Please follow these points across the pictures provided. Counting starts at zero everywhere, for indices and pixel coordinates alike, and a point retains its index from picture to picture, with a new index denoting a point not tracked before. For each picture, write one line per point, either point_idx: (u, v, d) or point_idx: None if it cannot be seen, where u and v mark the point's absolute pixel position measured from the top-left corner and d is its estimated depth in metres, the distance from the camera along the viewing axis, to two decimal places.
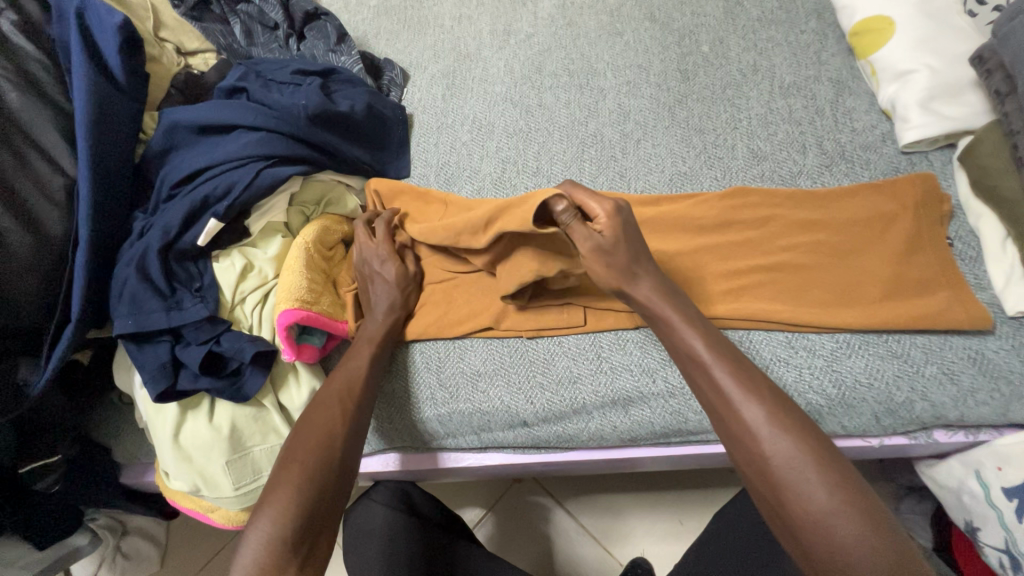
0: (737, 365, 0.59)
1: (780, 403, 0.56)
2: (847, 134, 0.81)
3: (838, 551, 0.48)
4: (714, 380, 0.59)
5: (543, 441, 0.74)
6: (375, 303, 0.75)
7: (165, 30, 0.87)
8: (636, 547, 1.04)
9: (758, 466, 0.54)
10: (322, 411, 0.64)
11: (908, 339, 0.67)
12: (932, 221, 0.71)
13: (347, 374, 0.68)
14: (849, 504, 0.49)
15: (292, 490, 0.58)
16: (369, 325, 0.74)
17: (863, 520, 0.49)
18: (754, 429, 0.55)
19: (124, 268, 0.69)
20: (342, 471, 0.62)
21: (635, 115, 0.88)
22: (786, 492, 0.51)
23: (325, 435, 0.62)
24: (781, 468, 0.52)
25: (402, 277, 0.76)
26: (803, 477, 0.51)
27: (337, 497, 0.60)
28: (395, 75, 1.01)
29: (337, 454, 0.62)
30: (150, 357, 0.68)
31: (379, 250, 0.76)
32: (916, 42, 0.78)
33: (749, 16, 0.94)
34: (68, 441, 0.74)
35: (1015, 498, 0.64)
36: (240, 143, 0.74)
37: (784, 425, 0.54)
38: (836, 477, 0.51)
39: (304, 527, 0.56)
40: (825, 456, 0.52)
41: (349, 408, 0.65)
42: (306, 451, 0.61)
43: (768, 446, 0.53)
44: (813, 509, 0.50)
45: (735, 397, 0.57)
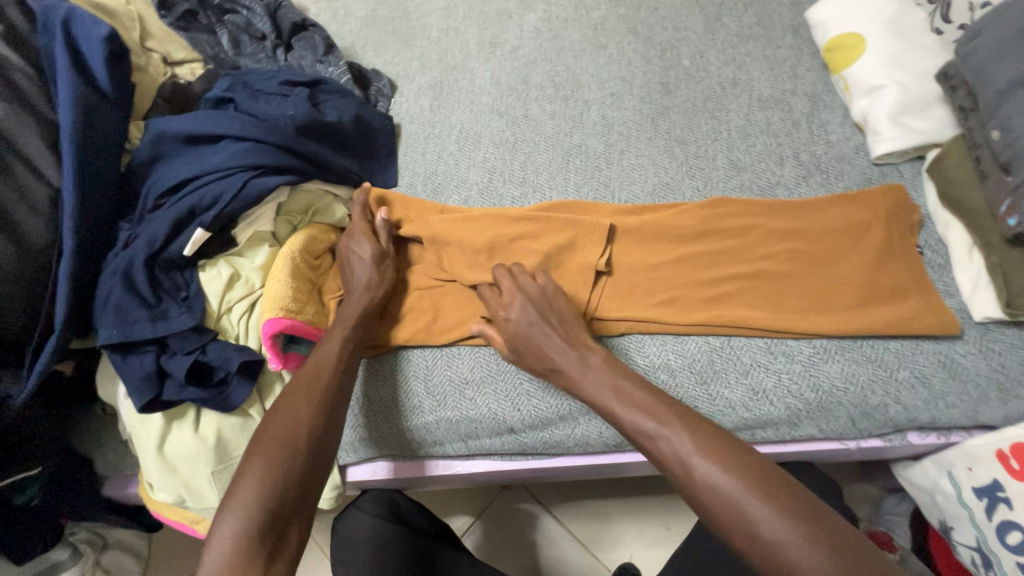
0: (651, 404, 0.61)
1: (700, 430, 0.57)
2: (823, 146, 0.84)
3: None
4: (637, 424, 0.60)
5: (528, 448, 0.75)
6: (355, 285, 0.75)
7: (151, 40, 0.90)
8: (623, 553, 1.05)
9: (697, 505, 0.55)
10: (289, 400, 0.64)
11: (882, 344, 0.69)
12: (903, 230, 0.74)
13: (319, 360, 0.68)
14: (786, 520, 0.50)
15: (259, 483, 0.57)
16: (348, 306, 0.74)
17: (801, 534, 0.49)
18: (683, 470, 0.56)
19: (109, 278, 0.68)
20: (314, 457, 0.61)
21: (618, 126, 0.91)
22: (729, 529, 0.52)
23: (291, 426, 0.62)
24: (718, 501, 0.53)
25: (381, 261, 0.77)
26: (740, 504, 0.52)
27: (307, 486, 0.60)
28: (382, 85, 1.02)
29: (304, 442, 0.61)
30: (135, 367, 0.67)
31: (358, 236, 0.79)
32: (886, 58, 0.81)
33: (728, 30, 0.97)
34: (50, 453, 0.73)
35: (984, 497, 0.66)
36: (227, 154, 0.74)
37: (711, 455, 0.55)
38: (768, 502, 0.51)
39: (272, 518, 0.56)
40: (757, 475, 0.53)
41: (318, 394, 0.65)
42: (273, 442, 0.60)
43: (700, 481, 0.54)
44: (759, 541, 0.50)
45: (658, 441, 0.58)
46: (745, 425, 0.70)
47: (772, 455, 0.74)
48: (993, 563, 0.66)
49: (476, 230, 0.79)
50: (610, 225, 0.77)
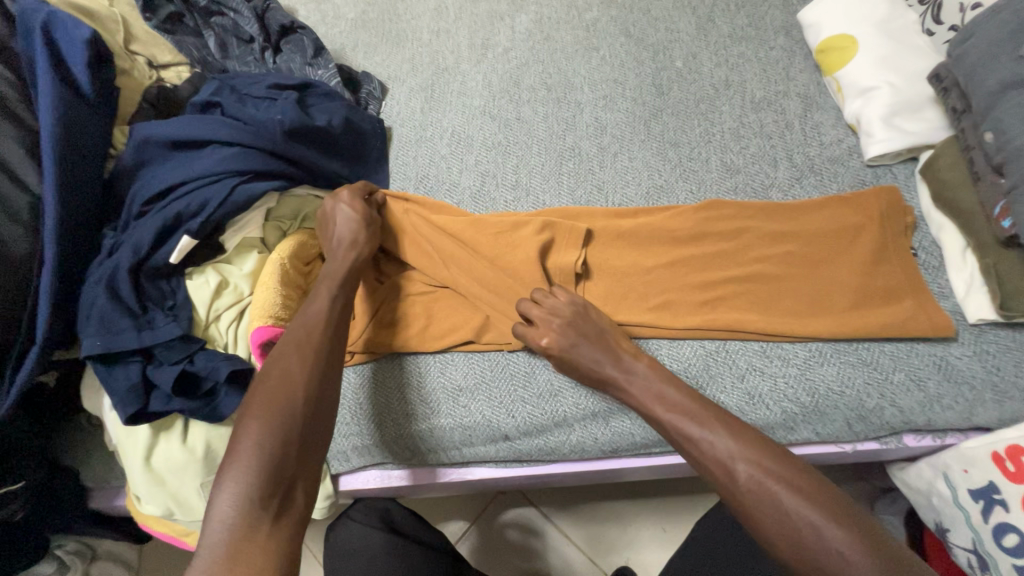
0: (694, 406, 0.61)
1: (744, 437, 0.58)
2: (816, 148, 0.84)
3: None
4: (679, 428, 0.60)
5: (523, 456, 0.74)
6: (338, 241, 0.75)
7: (135, 43, 0.86)
8: (620, 557, 1.05)
9: (741, 507, 0.55)
10: (283, 360, 0.62)
11: (876, 347, 0.69)
12: (897, 232, 0.73)
13: (306, 322, 0.66)
14: (834, 525, 0.50)
15: (258, 442, 0.56)
16: (333, 264, 0.73)
17: (850, 540, 0.49)
18: (727, 472, 0.56)
19: (93, 287, 0.67)
20: (313, 415, 0.60)
21: (611, 128, 0.90)
22: (775, 534, 0.52)
23: (286, 385, 0.60)
24: (764, 508, 0.53)
25: (366, 218, 0.77)
26: (786, 510, 0.52)
27: (310, 445, 0.59)
28: (372, 88, 1.01)
29: (302, 402, 0.60)
30: (120, 379, 0.66)
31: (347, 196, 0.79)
32: (878, 60, 0.81)
33: (720, 32, 0.96)
34: (33, 466, 0.71)
35: (980, 499, 0.66)
36: (214, 159, 0.73)
37: (755, 462, 0.55)
38: (815, 506, 0.52)
39: (274, 477, 0.55)
40: (803, 483, 0.53)
41: (310, 354, 0.63)
42: (270, 402, 0.59)
43: (745, 486, 0.55)
44: (804, 546, 0.50)
45: (700, 442, 0.59)
46: None
47: None
48: (989, 565, 0.65)
49: (462, 234, 0.80)
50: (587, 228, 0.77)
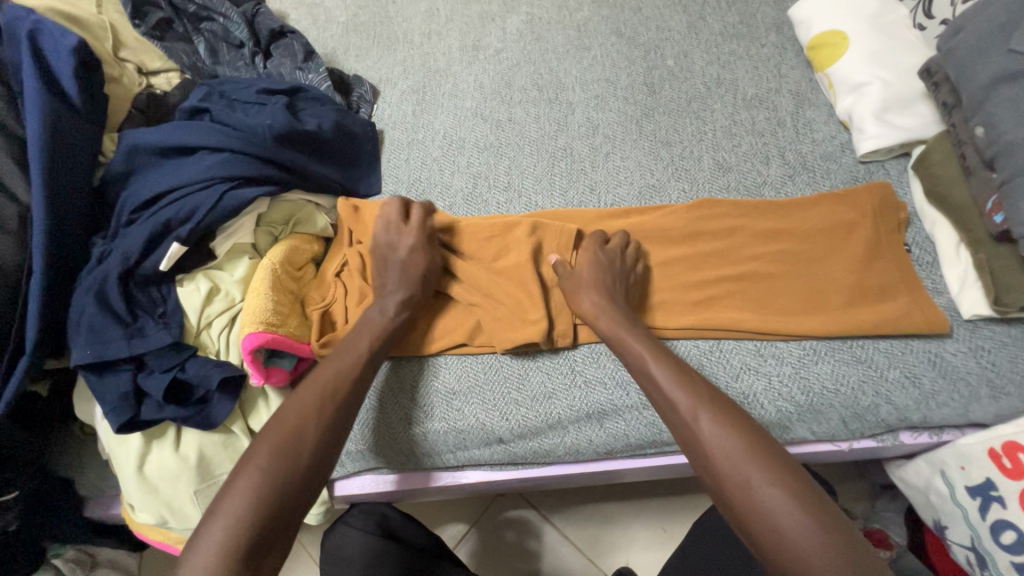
0: (678, 365, 0.62)
1: (734, 416, 0.57)
2: (808, 145, 0.83)
3: (779, 541, 0.49)
4: (669, 398, 0.60)
5: (517, 458, 0.74)
6: (390, 291, 0.73)
7: (125, 49, 0.86)
8: (620, 558, 1.04)
9: (700, 458, 0.56)
10: (298, 409, 0.61)
11: (871, 344, 0.69)
12: (889, 228, 0.73)
13: (336, 372, 0.65)
14: (785, 488, 0.51)
15: (253, 493, 0.55)
16: (375, 318, 0.71)
17: (799, 504, 0.50)
18: (693, 425, 0.57)
19: (82, 296, 0.66)
20: (313, 473, 0.59)
21: (603, 128, 0.90)
22: (727, 486, 0.53)
23: (294, 434, 0.59)
24: (722, 461, 0.54)
25: (422, 270, 0.75)
26: (759, 489, 0.51)
27: (299, 505, 0.57)
28: (364, 91, 1.00)
29: (306, 458, 0.58)
30: (111, 387, 0.65)
31: (410, 237, 0.76)
32: (869, 55, 0.80)
33: (711, 30, 0.96)
34: (26, 477, 0.71)
35: (978, 496, 0.65)
36: (203, 166, 0.73)
37: (737, 441, 0.54)
38: (773, 468, 0.52)
39: (261, 534, 0.53)
40: (762, 445, 0.54)
41: (328, 411, 0.62)
42: (276, 448, 0.58)
43: (722, 461, 0.54)
44: (753, 503, 0.51)
45: (674, 393, 0.60)
46: None
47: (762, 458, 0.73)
48: (987, 562, 0.65)
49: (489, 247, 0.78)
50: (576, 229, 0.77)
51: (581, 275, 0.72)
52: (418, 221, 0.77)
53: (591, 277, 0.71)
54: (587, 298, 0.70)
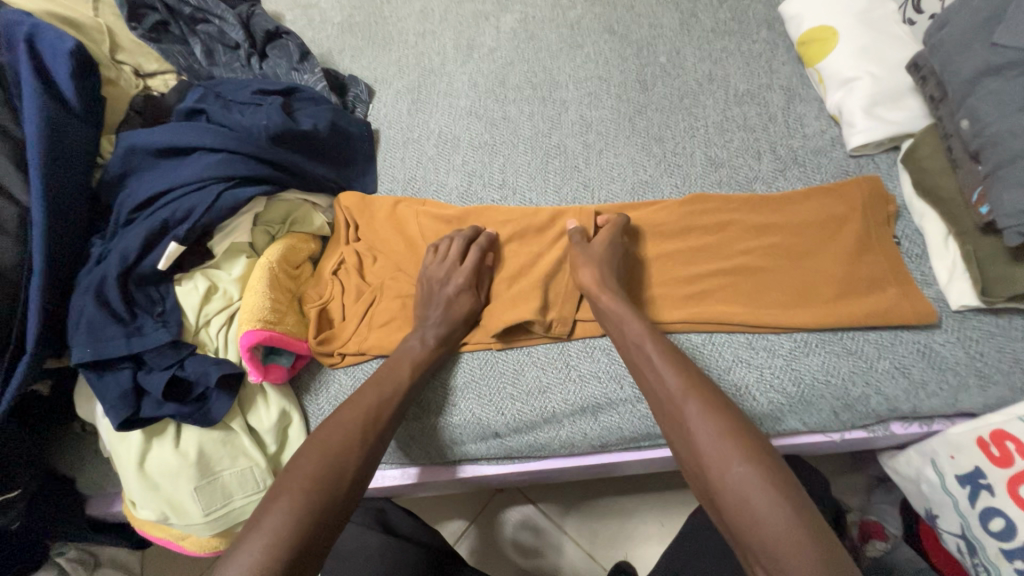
0: (672, 348, 0.65)
1: (720, 400, 0.59)
2: (799, 140, 0.84)
3: (750, 514, 0.51)
4: (661, 379, 0.62)
5: (513, 453, 0.75)
6: (428, 321, 0.74)
7: (122, 52, 0.87)
8: (619, 552, 1.05)
9: (684, 435, 0.58)
10: (340, 434, 0.62)
11: (861, 335, 0.70)
12: (878, 222, 0.74)
13: (381, 399, 0.67)
14: (761, 467, 0.53)
15: (294, 514, 0.55)
16: (415, 348, 0.72)
17: (772, 482, 0.52)
18: (681, 404, 0.59)
19: (81, 296, 0.67)
20: (349, 496, 0.60)
21: (596, 125, 0.90)
22: (707, 461, 0.55)
23: (334, 460, 0.60)
24: (704, 437, 0.56)
25: (467, 307, 0.76)
26: (738, 471, 0.53)
27: (332, 529, 0.58)
28: (360, 91, 1.01)
29: (346, 483, 0.60)
30: (111, 385, 0.66)
31: (460, 278, 0.75)
32: (859, 50, 0.81)
33: (703, 27, 0.97)
34: (29, 475, 0.72)
35: (967, 484, 0.66)
36: (200, 166, 0.73)
37: (723, 427, 0.56)
38: (752, 448, 0.54)
39: (298, 556, 0.54)
40: (743, 426, 0.56)
41: (369, 438, 0.64)
42: (318, 471, 0.59)
43: (703, 441, 0.56)
44: (729, 478, 0.53)
45: (665, 374, 0.62)
46: None
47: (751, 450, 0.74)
48: (977, 550, 0.66)
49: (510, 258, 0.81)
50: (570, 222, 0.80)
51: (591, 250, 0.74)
52: (469, 265, 0.76)
53: (599, 253, 0.73)
54: (587, 271, 0.72)
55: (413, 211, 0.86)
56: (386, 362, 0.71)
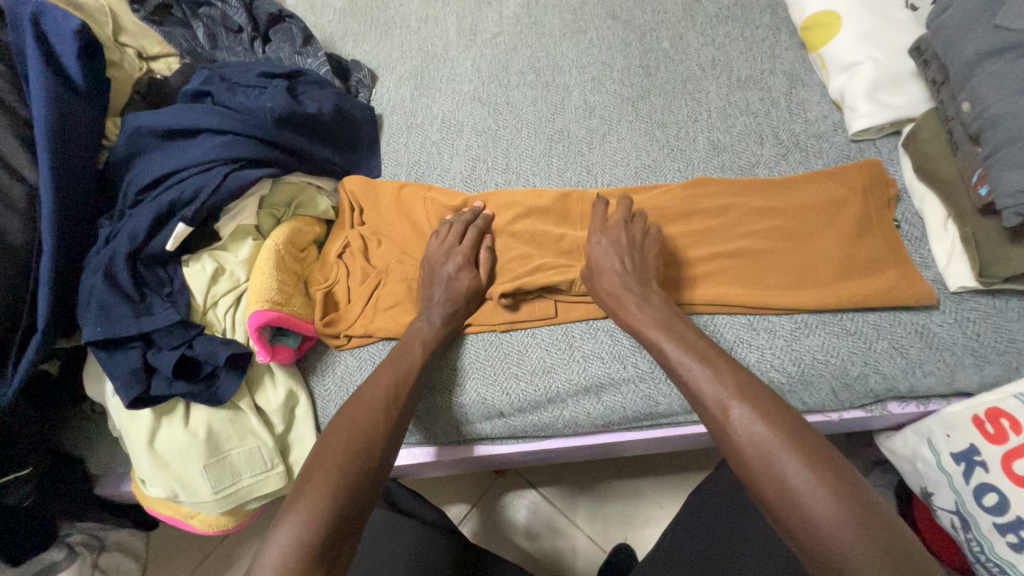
0: (703, 352, 0.62)
1: (769, 408, 0.55)
2: (801, 124, 0.85)
3: (816, 533, 0.47)
4: (699, 392, 0.59)
5: (518, 432, 0.76)
6: (430, 300, 0.75)
7: (125, 35, 0.86)
8: (619, 533, 1.07)
9: (733, 451, 0.55)
10: (364, 413, 0.63)
11: (860, 316, 0.71)
12: (879, 205, 0.75)
13: (397, 377, 0.68)
14: (822, 479, 0.49)
15: (330, 489, 0.55)
16: (424, 328, 0.73)
17: (836, 496, 0.48)
18: (725, 417, 0.56)
19: (91, 275, 0.68)
20: (380, 474, 0.60)
21: (599, 110, 0.91)
22: (760, 479, 0.52)
23: (364, 438, 0.61)
24: (754, 452, 0.53)
25: (470, 289, 0.76)
26: (796, 482, 0.49)
27: (365, 507, 0.58)
28: (362, 76, 1.01)
29: (376, 460, 0.60)
30: (121, 363, 0.67)
31: (458, 256, 0.77)
32: (862, 35, 0.81)
33: (706, 12, 0.97)
34: (39, 453, 0.73)
35: (962, 462, 0.67)
36: (207, 147, 0.74)
37: (774, 439, 0.52)
38: (811, 460, 0.50)
39: (337, 530, 0.54)
40: (795, 434, 0.52)
41: (393, 416, 0.64)
42: (348, 446, 0.59)
43: (754, 456, 0.52)
44: (788, 496, 0.49)
45: (701, 385, 0.59)
46: None
47: None
48: (970, 525, 0.67)
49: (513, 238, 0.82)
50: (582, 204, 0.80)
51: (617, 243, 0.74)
52: (469, 242, 0.78)
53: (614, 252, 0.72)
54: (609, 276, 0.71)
55: (416, 192, 0.86)
56: (399, 343, 0.72)
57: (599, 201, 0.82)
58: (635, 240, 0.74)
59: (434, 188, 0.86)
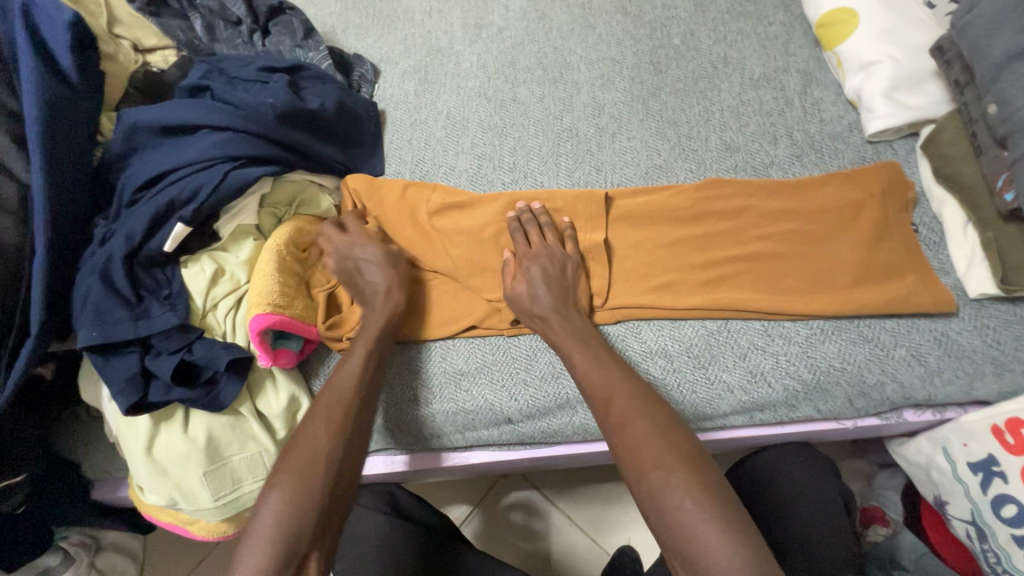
0: (597, 351, 0.65)
1: (648, 402, 0.59)
2: (816, 125, 0.83)
3: (669, 516, 0.50)
4: (589, 383, 0.62)
5: (526, 438, 0.74)
6: (372, 291, 0.73)
7: (119, 26, 0.83)
8: (623, 536, 1.06)
9: (610, 438, 0.58)
10: (312, 424, 0.60)
11: (878, 323, 0.69)
12: (897, 208, 0.73)
13: (344, 376, 0.65)
14: (679, 467, 0.52)
15: (281, 509, 0.54)
16: (371, 317, 0.71)
17: (690, 483, 0.51)
18: (608, 408, 0.59)
19: (87, 277, 0.65)
20: (334, 484, 0.58)
21: (609, 108, 0.89)
22: (628, 465, 0.55)
23: (312, 449, 0.58)
24: (626, 439, 0.56)
25: (389, 260, 0.75)
26: (691, 522, 0.49)
27: (328, 513, 0.57)
28: (365, 70, 0.98)
29: (325, 465, 0.58)
30: (119, 369, 0.65)
31: (365, 239, 0.77)
32: (880, 34, 0.79)
33: (718, 8, 0.95)
34: (34, 459, 0.70)
35: (980, 472, 0.66)
36: (205, 144, 0.71)
37: (644, 430, 0.55)
38: (673, 450, 0.54)
39: (296, 543, 0.53)
40: (664, 425, 0.56)
41: (338, 419, 0.61)
42: (297, 460, 0.57)
43: (626, 443, 0.55)
44: (648, 481, 0.52)
45: (592, 378, 0.62)
46: (744, 408, 0.69)
47: (767, 437, 0.74)
48: (987, 535, 0.66)
49: None
50: (593, 204, 0.78)
51: (544, 253, 0.73)
52: (354, 230, 0.79)
53: (538, 258, 0.72)
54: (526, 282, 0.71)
55: (422, 191, 0.84)
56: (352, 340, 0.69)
57: (608, 201, 0.80)
58: (559, 252, 0.74)
59: (442, 188, 0.84)
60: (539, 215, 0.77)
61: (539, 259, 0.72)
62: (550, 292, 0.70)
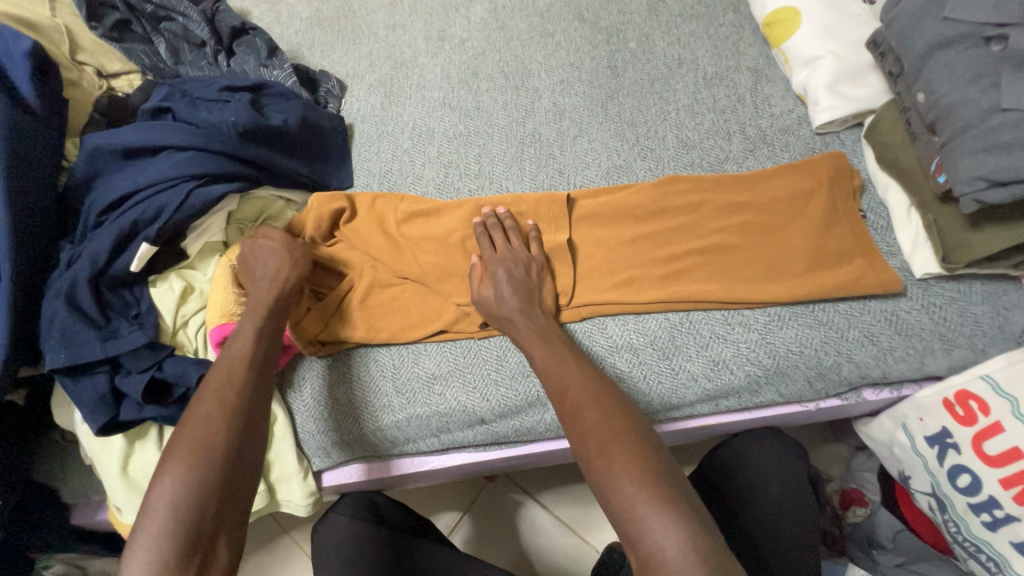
0: (557, 347, 0.67)
1: (603, 391, 0.61)
2: (767, 119, 0.86)
3: (613, 497, 0.52)
4: (547, 377, 0.64)
5: (500, 438, 0.76)
6: (263, 275, 0.71)
7: (83, 53, 0.86)
8: (611, 534, 1.07)
9: (566, 428, 0.60)
10: (202, 407, 0.57)
11: (832, 307, 0.72)
12: (844, 196, 0.76)
13: (228, 365, 0.62)
14: (625, 451, 0.54)
15: (175, 500, 0.51)
16: (257, 296, 0.69)
17: (634, 465, 0.53)
18: (563, 400, 0.61)
19: (53, 300, 0.66)
20: (236, 465, 0.55)
21: (569, 113, 0.91)
22: (581, 452, 0.57)
23: (208, 431, 0.56)
24: (579, 428, 0.58)
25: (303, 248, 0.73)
26: (632, 502, 0.51)
27: (231, 502, 0.54)
28: (331, 86, 1.00)
29: (223, 458, 0.55)
30: (89, 390, 0.65)
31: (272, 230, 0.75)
32: (821, 30, 0.83)
33: (671, 11, 0.98)
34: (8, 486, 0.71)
35: (935, 444, 0.69)
36: (169, 164, 0.73)
37: (595, 418, 0.58)
38: (621, 436, 0.56)
39: (189, 551, 0.50)
40: (616, 414, 0.58)
41: (238, 408, 0.58)
42: (184, 461, 0.53)
43: (579, 430, 0.58)
44: (599, 466, 0.54)
45: (550, 372, 0.64)
46: (709, 397, 0.71)
47: (734, 423, 0.76)
48: (948, 506, 0.70)
49: None
50: (555, 207, 0.80)
51: (509, 257, 0.74)
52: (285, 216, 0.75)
53: (503, 263, 0.74)
54: (492, 286, 0.72)
55: (390, 200, 0.84)
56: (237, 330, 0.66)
57: (570, 202, 0.82)
58: (527, 255, 0.75)
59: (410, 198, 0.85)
60: (504, 219, 0.78)
61: (505, 263, 0.74)
62: (516, 293, 0.71)
